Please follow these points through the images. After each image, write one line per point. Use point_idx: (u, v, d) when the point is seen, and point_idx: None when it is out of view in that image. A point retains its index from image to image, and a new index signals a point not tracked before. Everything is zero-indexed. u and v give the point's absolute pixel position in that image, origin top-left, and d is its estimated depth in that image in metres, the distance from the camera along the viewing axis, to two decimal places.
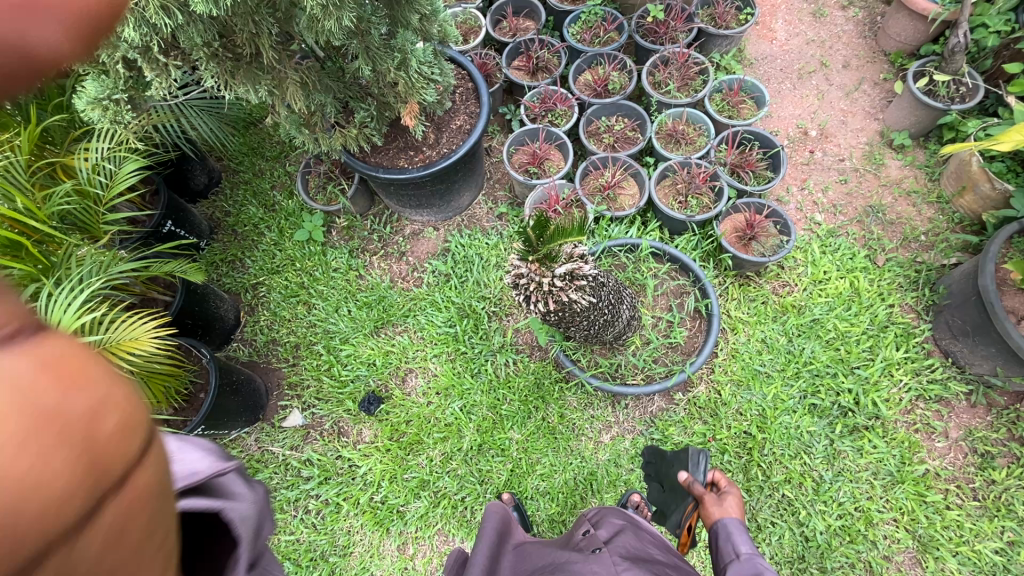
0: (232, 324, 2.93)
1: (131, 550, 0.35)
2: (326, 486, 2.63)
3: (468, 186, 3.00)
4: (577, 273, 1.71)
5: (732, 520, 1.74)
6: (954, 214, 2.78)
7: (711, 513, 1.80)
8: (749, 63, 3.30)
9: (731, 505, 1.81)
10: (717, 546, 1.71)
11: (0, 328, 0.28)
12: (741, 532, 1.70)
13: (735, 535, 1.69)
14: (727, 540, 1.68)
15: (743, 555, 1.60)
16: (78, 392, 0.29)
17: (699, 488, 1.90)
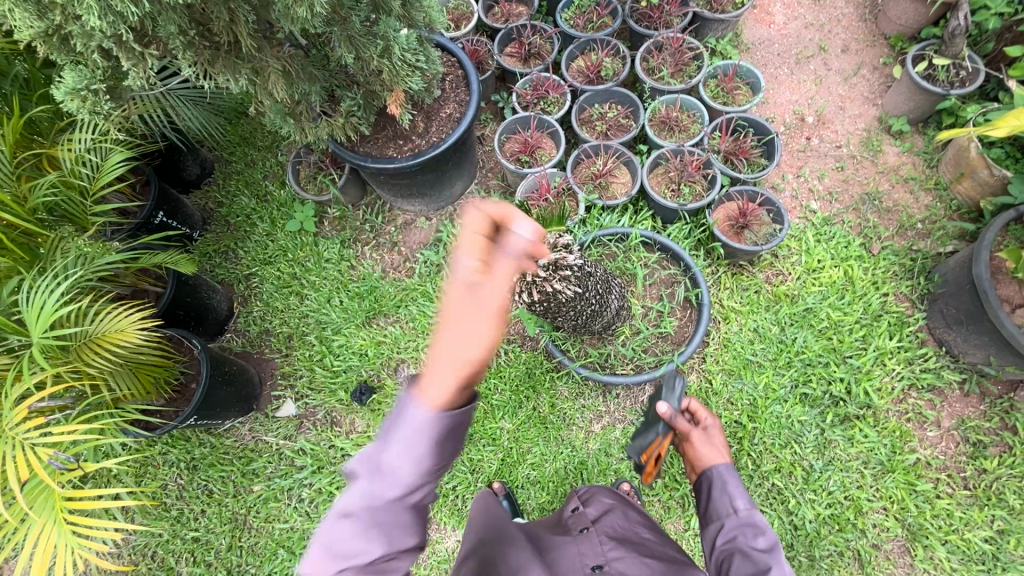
0: (225, 314, 2.95)
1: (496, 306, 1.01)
2: (319, 475, 2.66)
3: (460, 175, 2.98)
4: (561, 264, 1.71)
5: (726, 467, 1.58)
6: (952, 201, 2.74)
7: (701, 456, 1.64)
8: (746, 48, 3.24)
9: (717, 442, 1.68)
10: (709, 495, 1.55)
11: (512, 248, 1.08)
12: (738, 480, 1.55)
13: (729, 482, 1.54)
14: (724, 491, 1.52)
15: (739, 511, 1.47)
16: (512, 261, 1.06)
17: (682, 422, 1.74)
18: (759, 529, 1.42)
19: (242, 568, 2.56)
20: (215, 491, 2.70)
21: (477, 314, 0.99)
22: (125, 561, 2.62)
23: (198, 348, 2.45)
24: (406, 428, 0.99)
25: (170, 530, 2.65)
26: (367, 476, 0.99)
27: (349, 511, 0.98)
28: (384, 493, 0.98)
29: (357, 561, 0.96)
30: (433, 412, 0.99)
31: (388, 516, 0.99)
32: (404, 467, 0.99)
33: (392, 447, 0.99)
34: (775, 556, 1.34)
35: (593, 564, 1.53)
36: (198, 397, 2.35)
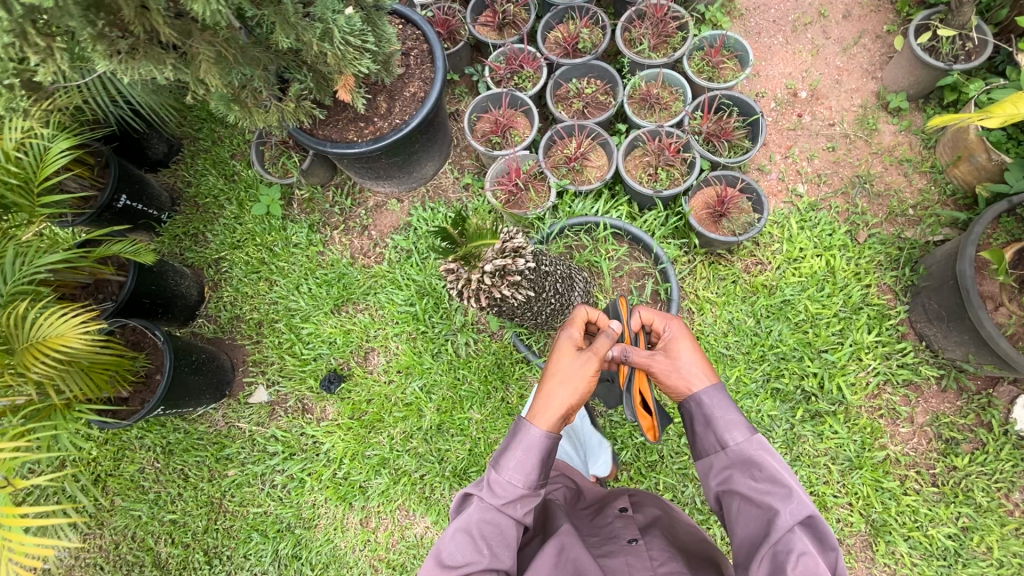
0: (195, 300, 2.91)
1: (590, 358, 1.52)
2: (291, 462, 2.68)
3: (431, 155, 2.84)
4: (509, 269, 1.63)
5: (709, 391, 1.45)
6: (947, 185, 2.59)
7: (681, 388, 1.50)
8: (739, 14, 3.00)
9: (688, 361, 1.54)
10: (696, 432, 1.44)
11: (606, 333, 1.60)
12: (725, 406, 1.41)
13: (715, 414, 1.40)
14: (709, 427, 1.40)
15: (732, 447, 1.35)
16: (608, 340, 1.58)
17: (637, 356, 1.56)
18: (759, 463, 1.30)
19: (218, 549, 2.63)
20: (191, 476, 2.74)
21: (580, 365, 1.52)
22: (108, 541, 2.70)
23: (160, 339, 2.42)
24: (512, 453, 1.40)
25: (148, 512, 2.71)
26: (482, 494, 1.38)
27: (466, 524, 1.35)
28: (492, 508, 1.36)
29: (469, 566, 1.30)
30: (534, 438, 1.41)
31: (493, 530, 1.35)
32: (509, 487, 1.37)
33: (501, 469, 1.39)
34: (779, 496, 1.23)
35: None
36: (163, 387, 2.34)
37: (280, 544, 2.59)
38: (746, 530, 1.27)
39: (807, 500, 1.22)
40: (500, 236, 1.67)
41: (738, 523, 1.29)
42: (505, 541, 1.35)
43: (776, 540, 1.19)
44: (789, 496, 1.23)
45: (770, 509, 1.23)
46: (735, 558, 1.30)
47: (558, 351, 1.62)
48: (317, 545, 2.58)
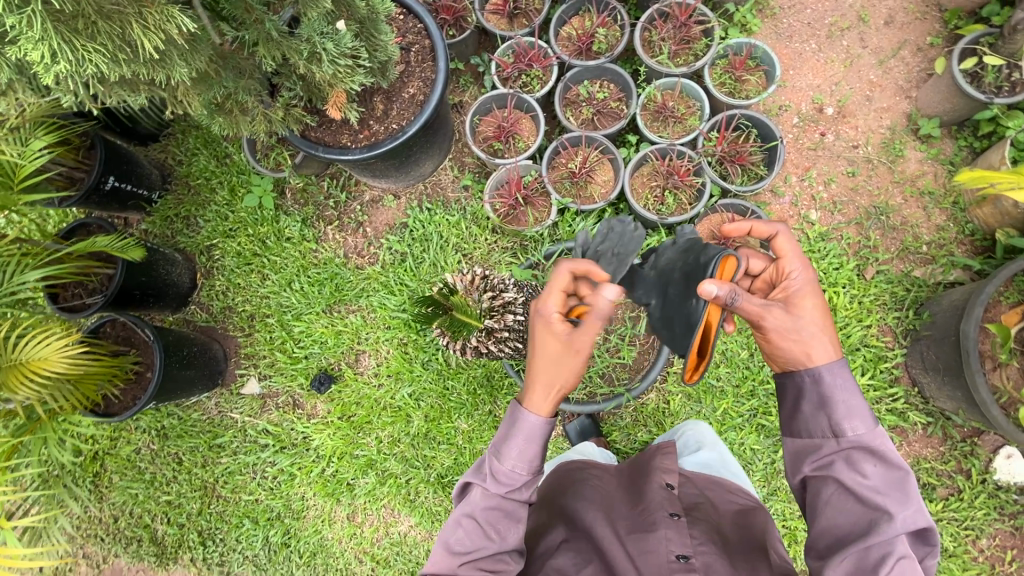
0: (188, 287, 2.87)
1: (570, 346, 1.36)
2: (281, 455, 2.74)
3: (431, 154, 2.68)
4: (497, 328, 1.62)
5: (830, 368, 1.33)
6: (967, 224, 2.48)
7: (799, 355, 1.37)
8: (772, 13, 2.74)
9: (810, 321, 1.40)
10: (802, 410, 1.35)
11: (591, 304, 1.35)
12: (848, 391, 1.30)
13: (834, 397, 1.30)
14: (823, 410, 1.31)
15: (846, 437, 1.27)
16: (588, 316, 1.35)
17: (751, 304, 1.41)
18: (874, 460, 1.24)
19: (211, 532, 2.74)
20: (185, 460, 2.80)
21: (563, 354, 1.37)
22: (107, 515, 2.81)
23: (150, 337, 2.41)
24: (513, 441, 1.32)
25: (144, 491, 2.80)
26: (485, 483, 1.33)
27: (472, 511, 1.33)
28: (496, 496, 1.32)
29: (479, 551, 1.31)
30: (533, 424, 1.33)
31: (499, 515, 1.33)
32: (513, 476, 1.31)
33: (503, 458, 1.32)
34: (891, 498, 1.19)
35: (678, 553, 1.45)
36: (153, 386, 2.36)
37: (270, 532, 2.70)
38: (839, 520, 1.24)
39: (924, 512, 1.18)
40: (481, 291, 1.63)
41: (828, 509, 1.26)
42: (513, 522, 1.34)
43: (874, 539, 1.17)
44: (904, 502, 1.19)
45: (878, 508, 1.19)
46: (810, 541, 1.29)
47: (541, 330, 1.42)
48: (305, 535, 2.69)
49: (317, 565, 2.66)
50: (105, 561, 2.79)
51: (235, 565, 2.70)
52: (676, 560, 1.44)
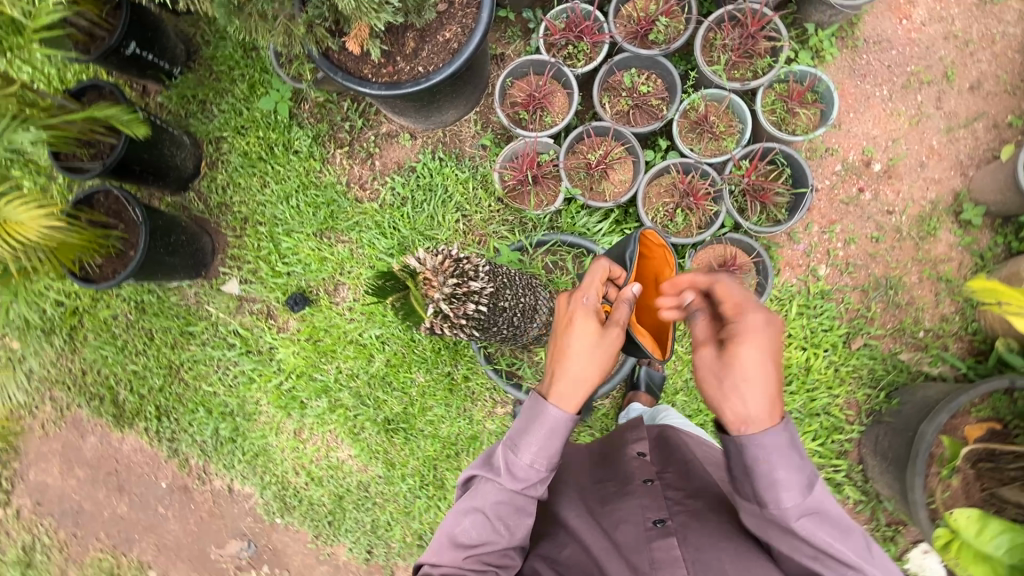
0: (191, 173, 2.85)
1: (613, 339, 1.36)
2: (245, 358, 2.83)
3: (456, 104, 2.54)
4: (457, 314, 1.58)
5: (754, 437, 1.18)
6: (971, 322, 2.38)
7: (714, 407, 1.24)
8: (854, 44, 2.51)
9: (746, 376, 1.18)
10: (732, 472, 1.25)
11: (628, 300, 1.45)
12: (777, 461, 1.17)
13: (758, 466, 1.18)
14: (749, 480, 1.20)
15: (778, 506, 1.18)
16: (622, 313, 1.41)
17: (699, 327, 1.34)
18: (807, 527, 1.17)
19: (168, 409, 2.89)
20: (156, 337, 2.90)
21: (602, 348, 1.34)
22: (76, 367, 2.95)
23: (140, 217, 2.44)
24: (535, 434, 1.32)
25: (114, 356, 2.92)
26: (499, 478, 1.35)
27: (480, 505, 1.34)
28: (510, 490, 1.34)
29: (486, 545, 1.33)
30: (560, 419, 1.32)
31: (509, 510, 1.34)
32: (529, 471, 1.33)
33: (521, 452, 1.33)
34: (832, 563, 1.16)
35: (655, 519, 1.46)
36: (134, 264, 2.39)
37: (221, 425, 2.85)
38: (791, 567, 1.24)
39: (866, 567, 1.15)
40: (448, 275, 1.54)
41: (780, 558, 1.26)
42: (522, 521, 1.35)
43: None
44: (843, 565, 1.16)
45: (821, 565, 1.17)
46: None
47: (580, 320, 1.36)
48: (252, 436, 2.83)
49: (256, 466, 2.82)
50: (68, 408, 2.97)
51: (184, 445, 2.88)
52: (653, 526, 1.44)
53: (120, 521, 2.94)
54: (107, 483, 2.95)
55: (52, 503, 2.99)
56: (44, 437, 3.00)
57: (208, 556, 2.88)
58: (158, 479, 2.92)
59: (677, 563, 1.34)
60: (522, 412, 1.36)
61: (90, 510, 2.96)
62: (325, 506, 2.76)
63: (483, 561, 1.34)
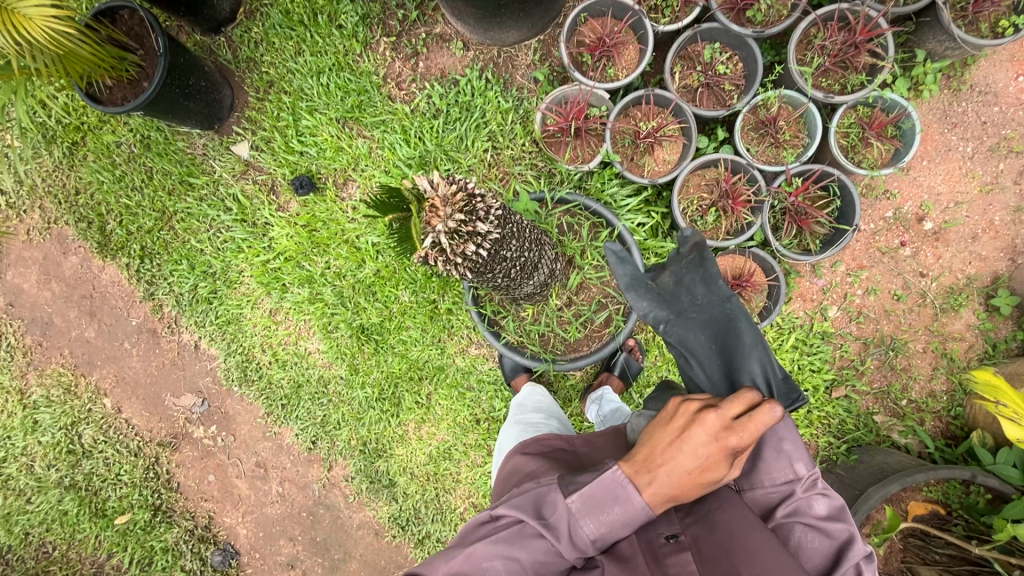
0: (226, 17, 2.64)
1: (712, 471, 1.10)
2: (239, 226, 2.77)
3: (520, 27, 2.31)
4: (455, 250, 1.50)
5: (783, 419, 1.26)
6: (957, 405, 2.34)
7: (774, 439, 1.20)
8: (957, 88, 2.29)
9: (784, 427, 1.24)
10: (759, 457, 1.25)
11: (762, 428, 1.08)
12: (795, 437, 1.25)
13: (786, 443, 1.24)
14: (780, 452, 1.23)
15: (802, 477, 1.21)
16: (745, 439, 1.07)
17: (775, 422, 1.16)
18: (826, 496, 1.21)
19: (153, 252, 2.86)
20: (155, 178, 2.82)
21: (699, 469, 1.10)
22: (71, 184, 2.89)
23: (161, 47, 2.28)
24: (612, 513, 1.15)
25: (110, 184, 2.84)
26: (553, 537, 1.18)
27: (521, 553, 1.19)
28: (560, 554, 1.18)
29: None
30: (639, 517, 1.14)
31: (547, 566, 1.20)
32: (588, 543, 1.17)
33: (588, 524, 1.16)
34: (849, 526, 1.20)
35: (666, 533, 1.24)
36: (147, 96, 2.27)
37: (200, 283, 2.83)
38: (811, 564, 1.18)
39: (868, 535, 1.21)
40: (456, 209, 1.44)
41: (798, 555, 1.19)
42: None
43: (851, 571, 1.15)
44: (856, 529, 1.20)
45: (840, 542, 1.18)
46: None
47: (689, 438, 1.10)
48: (229, 303, 2.83)
49: (226, 332, 2.84)
50: (56, 222, 2.94)
51: (160, 291, 2.88)
52: (666, 542, 1.23)
53: (86, 344, 2.99)
54: (80, 305, 2.98)
55: (25, 308, 3.02)
56: (27, 243, 2.98)
57: (162, 401, 2.96)
58: (130, 316, 2.94)
59: None
60: (603, 483, 1.16)
61: (59, 325, 3.00)
62: (282, 389, 2.81)
63: None
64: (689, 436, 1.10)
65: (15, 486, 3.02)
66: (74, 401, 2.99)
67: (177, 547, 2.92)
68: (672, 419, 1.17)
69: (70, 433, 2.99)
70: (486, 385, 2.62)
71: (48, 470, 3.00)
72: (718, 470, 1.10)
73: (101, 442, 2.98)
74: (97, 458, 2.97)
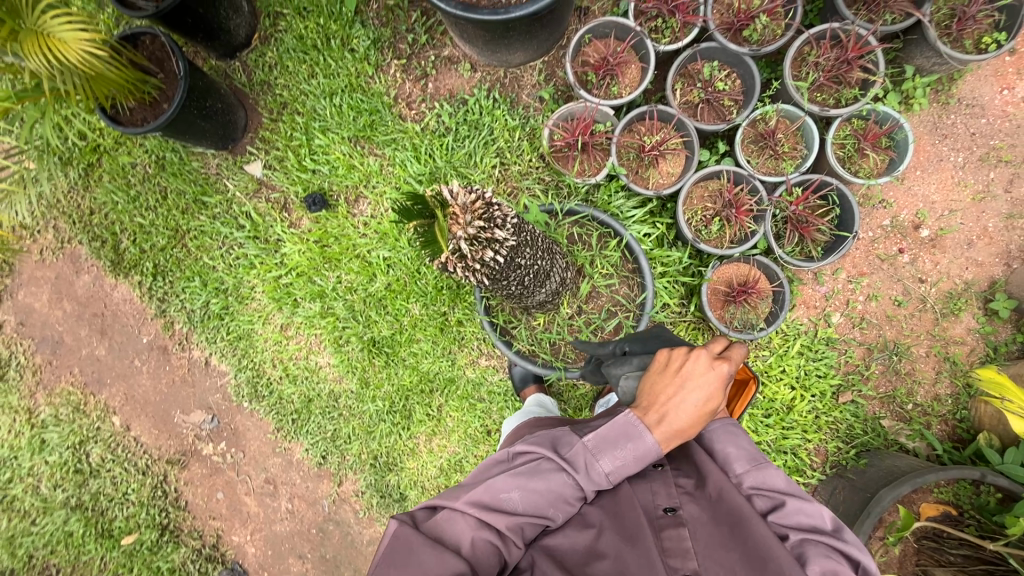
0: (241, 43, 2.75)
1: (713, 399, 1.32)
2: (251, 242, 2.83)
3: (526, 48, 2.40)
4: (473, 257, 1.55)
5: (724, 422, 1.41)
6: (962, 408, 2.37)
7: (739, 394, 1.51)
8: (944, 101, 2.40)
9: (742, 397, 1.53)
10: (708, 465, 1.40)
11: (740, 358, 1.39)
12: (734, 440, 1.37)
13: (722, 447, 1.37)
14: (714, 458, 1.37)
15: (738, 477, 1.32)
16: (732, 366, 1.36)
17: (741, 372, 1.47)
18: (764, 491, 1.28)
19: (165, 270, 2.90)
20: (169, 198, 2.88)
21: (702, 399, 1.32)
22: (86, 205, 2.95)
23: (182, 70, 2.38)
24: (623, 450, 1.31)
25: (124, 204, 2.90)
26: (571, 469, 1.32)
27: (540, 481, 1.30)
28: (576, 485, 1.31)
29: (530, 516, 1.27)
30: (651, 453, 1.30)
31: (561, 498, 1.31)
32: (601, 475, 1.31)
33: (601, 457, 1.32)
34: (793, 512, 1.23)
35: (664, 506, 1.36)
36: (167, 115, 2.35)
37: (212, 299, 2.87)
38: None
39: (814, 518, 1.22)
40: (475, 216, 1.50)
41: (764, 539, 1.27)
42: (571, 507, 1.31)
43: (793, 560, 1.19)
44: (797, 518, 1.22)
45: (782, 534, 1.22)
46: None
47: (687, 373, 1.35)
48: (240, 319, 2.86)
49: (237, 348, 2.87)
50: (70, 242, 2.99)
51: (172, 309, 2.91)
52: (664, 514, 1.35)
53: (95, 362, 3.00)
54: (91, 324, 3.00)
55: (35, 327, 3.04)
56: (40, 263, 3.02)
57: (171, 418, 2.96)
58: (141, 333, 2.96)
59: (688, 557, 1.26)
60: (615, 424, 1.34)
61: (69, 344, 3.02)
62: (293, 404, 2.83)
63: (521, 528, 1.26)
64: (685, 373, 1.35)
65: (20, 507, 3.00)
66: (83, 419, 2.99)
67: (184, 567, 2.89)
68: (664, 370, 1.41)
69: (78, 452, 2.98)
70: (496, 396, 2.64)
71: (55, 490, 2.98)
72: (717, 400, 1.33)
73: (109, 461, 2.96)
74: (104, 477, 2.96)
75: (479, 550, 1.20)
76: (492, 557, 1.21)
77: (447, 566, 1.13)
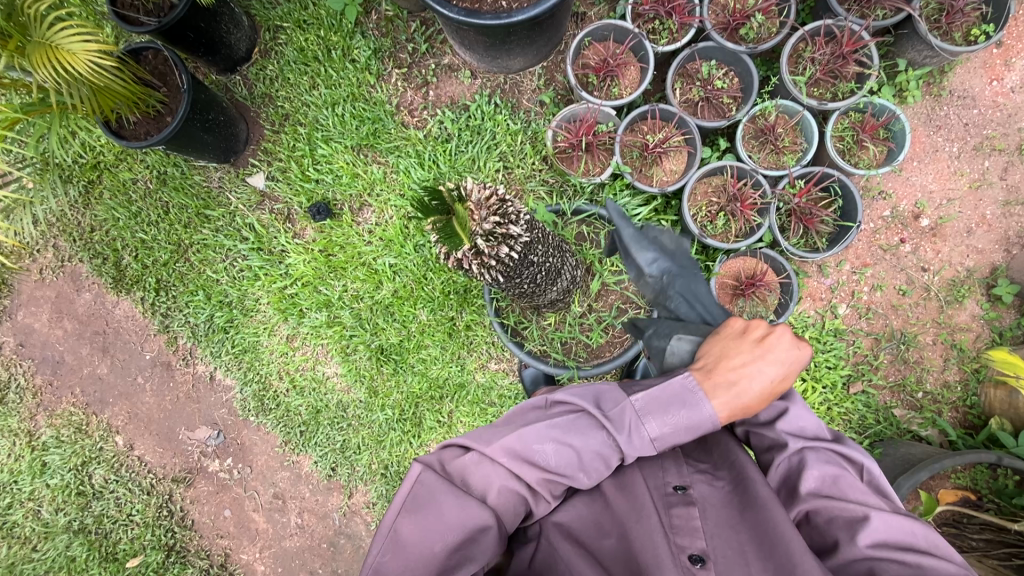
0: (241, 56, 2.77)
1: (785, 380, 1.26)
2: (255, 254, 2.81)
3: (526, 53, 2.43)
4: (488, 252, 1.54)
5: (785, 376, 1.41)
6: (972, 394, 2.38)
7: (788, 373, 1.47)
8: (936, 93, 2.45)
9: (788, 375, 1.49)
10: None
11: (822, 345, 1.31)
12: None
13: None
14: None
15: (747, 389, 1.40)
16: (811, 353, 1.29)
17: None
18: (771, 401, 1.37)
19: (168, 285, 2.88)
20: (171, 212, 2.87)
21: (774, 377, 1.26)
22: (86, 222, 2.93)
23: (184, 84, 2.40)
24: (676, 414, 1.28)
25: (126, 220, 2.89)
26: (614, 429, 1.30)
27: (574, 440, 1.30)
28: (614, 446, 1.31)
29: (559, 475, 1.28)
30: (705, 424, 1.27)
31: (595, 458, 1.31)
32: (645, 439, 1.30)
33: (648, 421, 1.30)
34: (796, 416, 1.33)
35: (675, 484, 1.34)
36: (170, 129, 2.36)
37: (216, 313, 2.85)
38: (773, 469, 1.30)
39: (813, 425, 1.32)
40: (490, 212, 1.51)
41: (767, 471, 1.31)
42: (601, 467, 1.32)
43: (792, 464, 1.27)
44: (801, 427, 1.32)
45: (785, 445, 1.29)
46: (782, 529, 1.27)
47: (767, 347, 1.28)
48: (245, 331, 2.84)
49: (242, 362, 2.84)
50: (70, 260, 2.96)
51: (175, 324, 2.88)
52: (674, 492, 1.33)
53: (97, 381, 2.96)
54: (92, 342, 2.96)
55: (35, 347, 3.00)
56: (39, 283, 2.99)
57: (176, 435, 2.91)
58: (144, 350, 2.93)
59: (697, 535, 1.24)
60: (674, 387, 1.31)
61: (70, 363, 2.98)
62: (300, 416, 2.79)
63: (549, 486, 1.28)
64: (766, 347, 1.28)
65: (21, 533, 2.92)
66: (85, 440, 2.93)
67: None
68: (742, 336, 1.33)
69: (80, 474, 2.92)
70: (507, 399, 2.63)
71: (57, 514, 2.90)
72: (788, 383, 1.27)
73: (113, 482, 2.90)
74: (108, 499, 2.89)
75: (505, 498, 1.23)
76: (517, 505, 1.25)
77: (470, 515, 1.18)
